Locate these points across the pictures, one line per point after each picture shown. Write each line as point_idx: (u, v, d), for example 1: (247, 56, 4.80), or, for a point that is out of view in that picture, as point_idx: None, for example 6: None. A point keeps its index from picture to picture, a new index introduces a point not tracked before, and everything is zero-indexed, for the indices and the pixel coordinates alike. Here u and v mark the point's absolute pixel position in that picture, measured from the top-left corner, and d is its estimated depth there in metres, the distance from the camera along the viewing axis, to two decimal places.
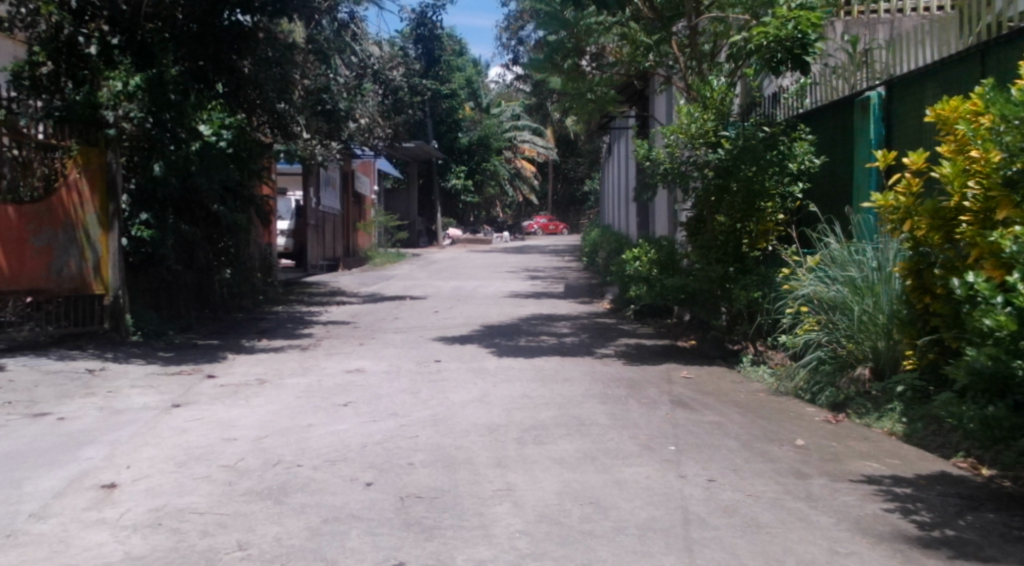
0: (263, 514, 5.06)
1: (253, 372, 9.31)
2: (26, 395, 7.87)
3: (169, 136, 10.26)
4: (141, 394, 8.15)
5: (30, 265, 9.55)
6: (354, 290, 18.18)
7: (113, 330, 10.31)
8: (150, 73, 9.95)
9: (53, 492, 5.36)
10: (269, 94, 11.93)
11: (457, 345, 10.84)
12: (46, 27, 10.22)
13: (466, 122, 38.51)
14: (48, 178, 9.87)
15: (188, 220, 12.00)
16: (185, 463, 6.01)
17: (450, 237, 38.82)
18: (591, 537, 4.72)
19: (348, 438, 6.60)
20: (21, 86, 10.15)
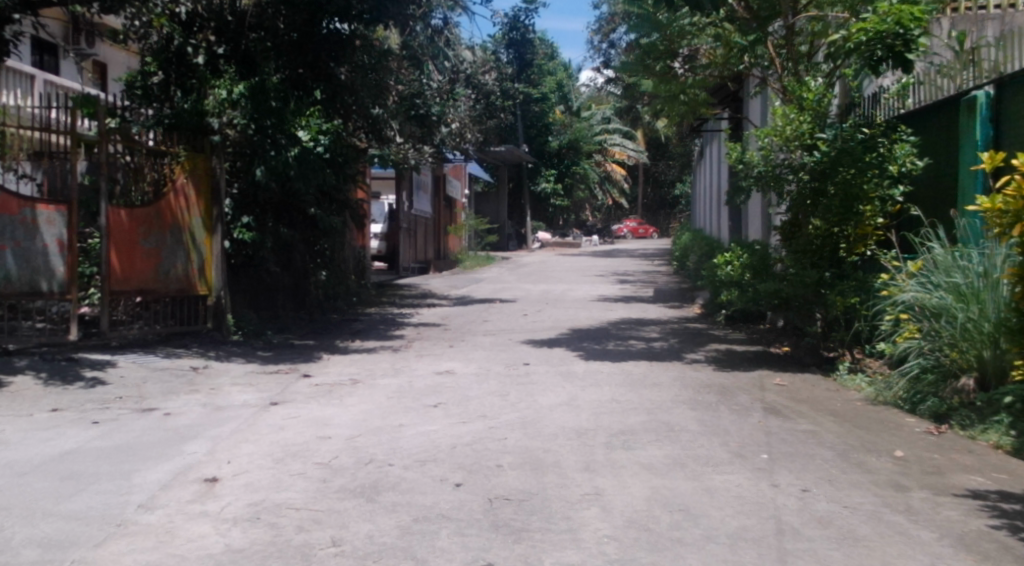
0: (355, 511, 5.17)
1: (347, 372, 9.52)
2: (135, 391, 8.23)
3: (270, 142, 10.60)
4: (241, 392, 8.42)
5: (140, 266, 9.83)
6: (445, 293, 18.40)
7: (216, 329, 10.73)
8: (254, 81, 10.44)
9: (159, 484, 5.59)
10: (365, 101, 12.11)
11: (546, 349, 10.87)
12: (158, 39, 11.00)
13: (557, 125, 38.58)
14: (158, 183, 10.21)
15: (286, 224, 12.13)
16: (283, 459, 6.19)
17: (540, 240, 38.91)
18: (681, 545, 4.67)
19: (438, 439, 6.69)
20: (134, 95, 10.98)
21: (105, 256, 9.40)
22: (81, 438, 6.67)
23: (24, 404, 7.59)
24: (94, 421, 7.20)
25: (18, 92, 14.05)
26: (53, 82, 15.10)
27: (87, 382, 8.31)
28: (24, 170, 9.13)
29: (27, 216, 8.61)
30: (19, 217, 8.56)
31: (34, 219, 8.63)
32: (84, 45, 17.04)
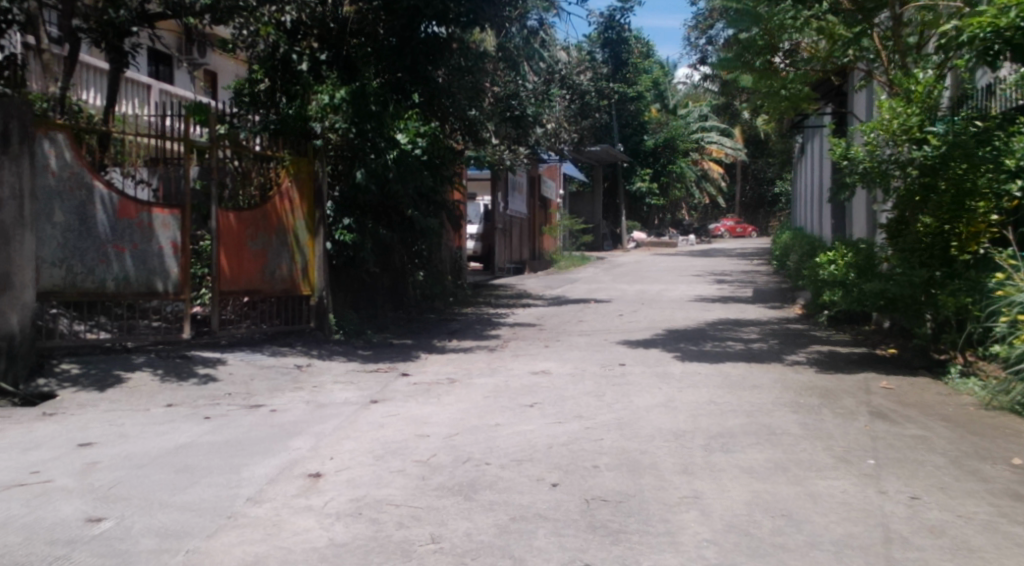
0: (454, 509, 5.23)
1: (445, 371, 9.64)
2: (243, 388, 8.52)
3: (370, 145, 10.98)
4: (342, 389, 8.64)
5: (249, 267, 10.16)
6: (540, 293, 18.45)
7: (318, 329, 11.03)
8: (355, 86, 10.67)
9: (267, 478, 5.78)
10: (461, 102, 12.31)
11: (642, 349, 10.79)
12: (264, 46, 11.17)
13: (652, 123, 38.18)
14: (264, 187, 10.48)
15: (385, 225, 12.25)
16: (383, 456, 6.31)
17: (635, 240, 38.60)
18: (784, 551, 4.57)
19: (534, 439, 6.71)
20: (242, 103, 11.48)
21: (216, 257, 9.76)
22: (193, 432, 6.94)
23: (141, 399, 7.95)
24: (206, 417, 7.47)
25: (136, 101, 14.75)
26: (168, 91, 15.79)
27: (199, 378, 8.65)
28: (140, 176, 9.48)
29: (144, 219, 9.01)
30: (137, 221, 8.96)
31: (150, 223, 9.03)
32: (197, 55, 17.78)
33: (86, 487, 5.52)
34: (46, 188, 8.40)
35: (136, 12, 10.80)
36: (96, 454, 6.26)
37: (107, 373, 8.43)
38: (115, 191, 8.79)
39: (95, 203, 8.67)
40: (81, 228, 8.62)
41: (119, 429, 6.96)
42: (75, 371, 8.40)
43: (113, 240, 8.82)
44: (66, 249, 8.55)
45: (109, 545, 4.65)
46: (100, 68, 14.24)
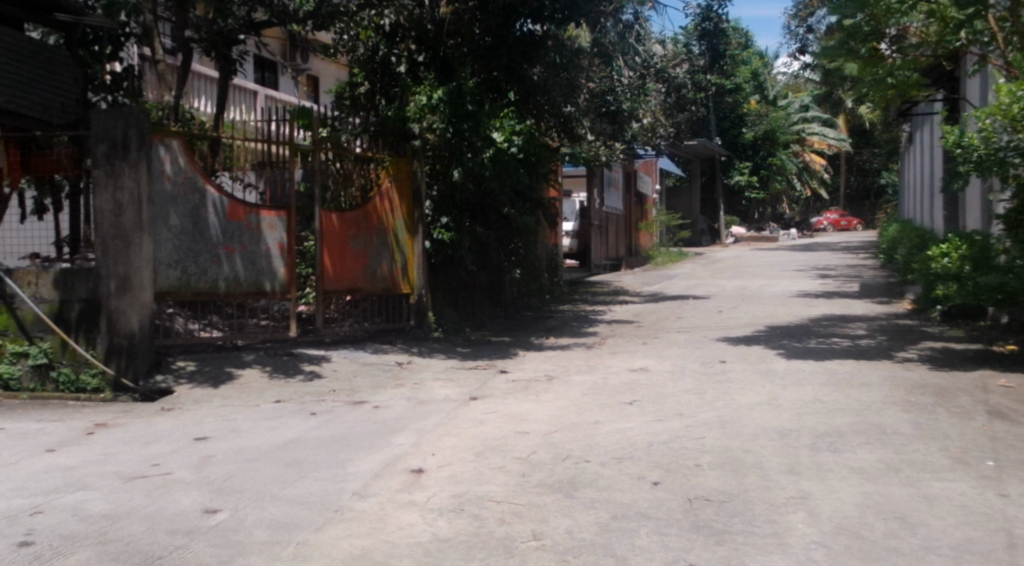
0: (556, 506, 5.23)
1: (543, 368, 9.65)
2: (347, 384, 8.73)
3: (467, 145, 11.09)
4: (442, 386, 8.74)
5: (352, 266, 10.37)
6: (636, 290, 18.26)
7: (418, 327, 11.19)
8: (451, 87, 10.96)
9: (371, 473, 5.88)
10: (556, 99, 12.32)
11: (743, 346, 10.57)
12: (365, 50, 11.76)
13: (751, 115, 37.23)
14: (365, 187, 10.73)
15: (482, 223, 12.30)
16: (483, 452, 6.36)
17: (734, 235, 37.90)
18: (898, 555, 4.41)
19: (634, 437, 6.65)
20: (343, 105, 11.96)
21: (320, 257, 9.99)
22: (301, 427, 7.14)
23: (251, 396, 8.22)
24: (312, 412, 7.68)
25: (243, 107, 15.26)
26: (273, 97, 16.29)
27: (305, 375, 8.90)
28: (248, 180, 9.69)
29: (252, 221, 9.29)
30: (246, 223, 9.25)
31: (258, 224, 9.31)
32: (299, 61, 18.30)
33: (202, 480, 5.73)
34: (162, 193, 8.78)
35: (243, 20, 11.17)
36: (210, 448, 6.50)
37: (219, 370, 8.74)
38: (225, 195, 9.09)
39: (207, 207, 8.99)
40: (194, 231, 8.95)
41: (231, 424, 7.21)
42: (190, 368, 8.74)
43: (224, 241, 9.13)
44: (181, 251, 8.89)
45: (225, 535, 4.82)
46: (210, 76, 14.80)
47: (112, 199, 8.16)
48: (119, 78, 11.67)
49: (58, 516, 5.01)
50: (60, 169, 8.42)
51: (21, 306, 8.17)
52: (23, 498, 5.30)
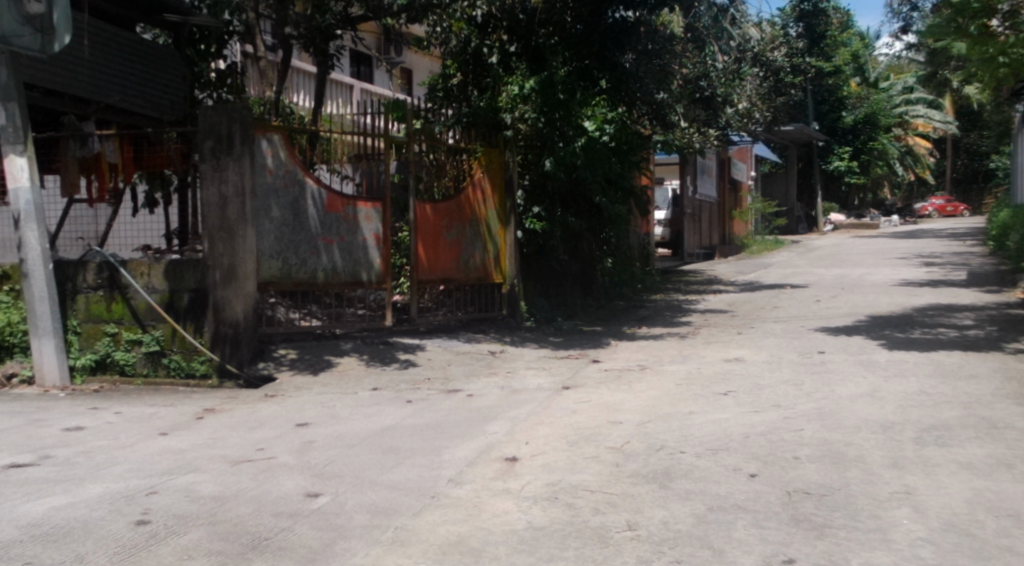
0: (650, 497, 5.20)
1: (636, 358, 9.59)
2: (441, 373, 8.85)
3: (558, 134, 11.21)
4: (535, 375, 8.78)
5: (445, 256, 10.51)
6: (730, 278, 17.96)
7: (510, 316, 11.25)
8: (543, 76, 11.07)
9: (466, 461, 5.96)
10: (648, 86, 12.28)
11: (843, 336, 10.29)
12: (457, 42, 11.77)
13: (851, 98, 36.07)
14: (457, 178, 10.80)
15: (573, 212, 12.24)
16: (577, 442, 6.37)
17: (832, 222, 36.91)
18: (1012, 555, 4.24)
19: (730, 428, 6.56)
20: (436, 97, 12.06)
21: (414, 248, 10.15)
22: (397, 415, 7.27)
23: (349, 383, 8.42)
24: (408, 400, 7.81)
25: (340, 101, 15.59)
26: (369, 90, 16.59)
27: (400, 363, 9.05)
28: (346, 172, 9.86)
29: (349, 212, 9.53)
30: (343, 214, 9.48)
31: (355, 216, 9.55)
32: (394, 54, 18.58)
33: (304, 464, 5.90)
34: (264, 185, 9.01)
35: (340, 16, 11.44)
36: (312, 433, 6.68)
37: (319, 358, 9.01)
38: (323, 187, 9.32)
39: (306, 199, 9.23)
40: (295, 222, 9.19)
41: (331, 411, 7.40)
42: (291, 355, 9.01)
43: (322, 232, 9.35)
44: (282, 242, 9.13)
45: (326, 519, 4.95)
46: (308, 71, 15.17)
47: (218, 192, 8.45)
48: (224, 75, 11.87)
49: (171, 496, 5.23)
50: (170, 163, 8.75)
51: (135, 295, 8.55)
52: (138, 479, 5.55)
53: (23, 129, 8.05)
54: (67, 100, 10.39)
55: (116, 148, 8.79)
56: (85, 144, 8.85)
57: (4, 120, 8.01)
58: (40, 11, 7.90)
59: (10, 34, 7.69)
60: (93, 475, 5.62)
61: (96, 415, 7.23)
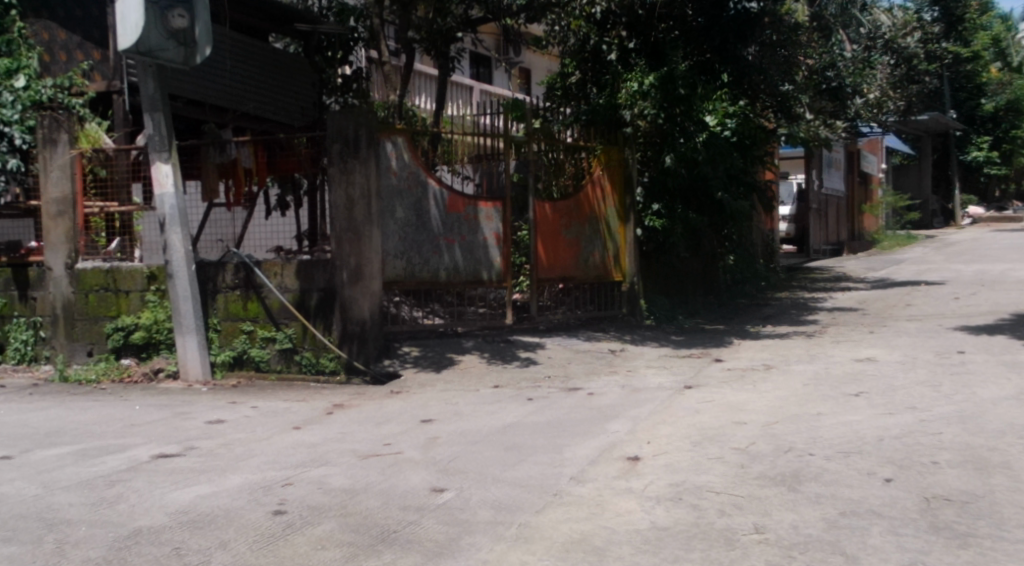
0: (779, 500, 5.08)
1: (761, 357, 9.37)
2: (562, 370, 8.89)
3: (679, 130, 11.18)
4: (656, 374, 8.70)
5: (565, 255, 10.53)
6: (860, 275, 17.30)
7: (630, 314, 11.22)
8: (663, 71, 10.94)
9: (588, 459, 5.95)
10: (772, 78, 12.20)
11: (985, 336, 9.76)
12: (575, 40, 11.87)
13: (992, 85, 34.11)
14: (577, 175, 10.80)
15: (694, 209, 11.93)
16: (700, 442, 6.27)
17: (971, 216, 35.07)
18: None
19: (862, 430, 6.33)
20: (555, 95, 12.17)
21: (534, 246, 10.23)
22: (519, 412, 7.34)
23: (472, 380, 8.56)
24: (529, 398, 7.87)
25: (460, 102, 15.83)
26: (488, 91, 16.82)
27: (521, 361, 9.12)
28: (466, 173, 9.93)
29: (470, 212, 9.69)
30: (465, 214, 9.64)
31: (476, 216, 9.71)
32: (513, 55, 18.73)
33: (429, 460, 6.02)
34: (389, 187, 9.21)
35: (460, 19, 11.54)
36: (436, 429, 6.81)
37: (442, 355, 9.19)
38: (445, 188, 9.50)
39: (429, 200, 9.42)
40: (418, 222, 9.38)
41: (454, 408, 7.53)
42: (415, 353, 9.26)
43: (444, 232, 9.52)
44: (406, 242, 9.31)
45: (452, 513, 5.04)
46: (429, 74, 15.45)
47: (346, 194, 8.71)
48: (349, 80, 12.27)
49: (305, 488, 5.43)
50: (300, 167, 9.06)
51: (269, 295, 8.89)
52: (275, 471, 5.79)
53: (169, 137, 8.52)
54: (207, 109, 10.92)
55: (252, 154, 9.17)
56: (223, 150, 9.26)
57: (151, 130, 8.48)
58: (183, 25, 8.23)
59: (155, 48, 8.11)
60: (234, 466, 5.89)
61: (235, 408, 7.58)
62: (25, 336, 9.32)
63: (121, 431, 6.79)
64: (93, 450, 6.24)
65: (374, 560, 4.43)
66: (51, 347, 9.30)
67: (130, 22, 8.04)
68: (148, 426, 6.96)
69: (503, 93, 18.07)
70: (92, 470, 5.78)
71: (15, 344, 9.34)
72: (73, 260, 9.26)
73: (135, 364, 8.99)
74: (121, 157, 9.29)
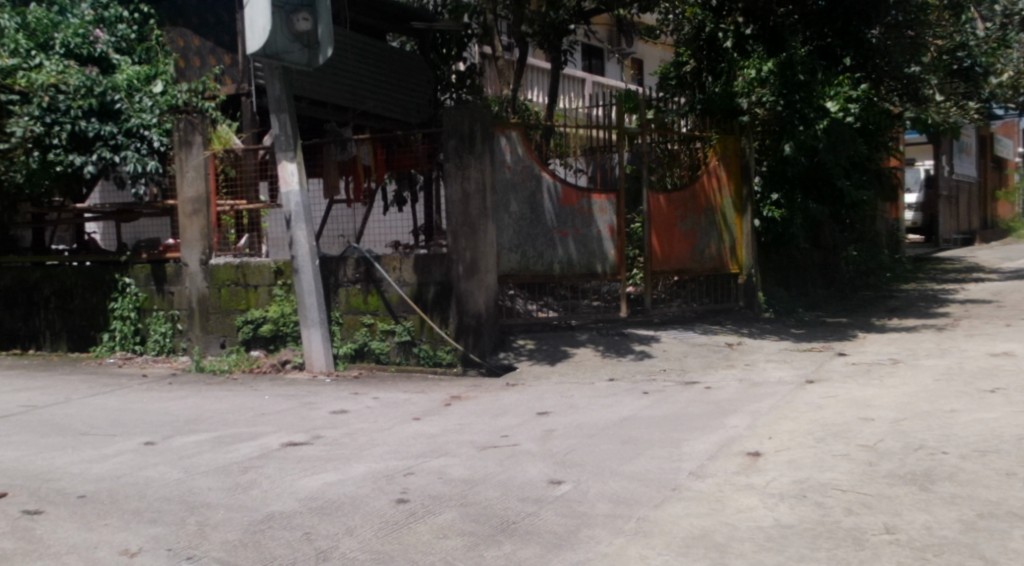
0: (910, 500, 4.89)
1: (887, 351, 9.03)
2: (677, 364, 8.80)
3: (799, 117, 10.85)
4: (777, 368, 8.51)
5: (680, 247, 10.40)
6: (995, 265, 16.45)
7: (747, 308, 11.00)
8: (782, 58, 10.79)
9: (707, 454, 5.87)
10: (898, 61, 11.56)
11: None
12: (691, 28, 11.77)
13: None
14: (693, 167, 10.64)
15: (815, 198, 11.45)
16: (824, 438, 6.10)
17: None
18: None
19: (999, 428, 6.02)
20: (669, 86, 12.09)
21: (648, 239, 10.11)
22: (635, 406, 7.29)
23: (587, 373, 8.56)
24: (645, 391, 7.81)
25: (573, 95, 15.83)
26: (601, 83, 16.76)
27: (636, 355, 9.05)
28: (579, 166, 9.88)
29: (584, 205, 9.69)
30: (578, 208, 9.64)
31: (589, 209, 9.70)
32: (627, 46, 18.57)
33: (546, 452, 6.06)
34: (504, 181, 9.29)
35: (574, 11, 11.50)
36: (551, 422, 6.84)
37: (557, 348, 9.21)
38: (559, 181, 9.50)
39: (543, 193, 9.44)
40: (532, 216, 9.42)
41: (570, 400, 7.54)
42: (529, 346, 9.29)
43: (558, 226, 9.54)
44: (520, 236, 9.37)
45: (571, 506, 5.06)
46: (542, 68, 15.50)
47: (461, 189, 8.82)
48: (462, 77, 12.76)
49: (426, 477, 5.55)
50: (416, 162, 9.20)
51: (388, 288, 9.10)
52: (397, 460, 5.93)
53: (293, 136, 8.79)
54: (330, 109, 11.31)
55: (371, 151, 9.40)
56: (343, 148, 9.53)
57: (278, 130, 8.80)
58: (307, 28, 8.49)
59: (281, 51, 8.42)
60: (358, 455, 6.06)
61: (358, 399, 7.79)
62: (163, 329, 9.84)
63: (253, 419, 7.08)
64: (228, 437, 6.54)
65: (494, 550, 4.48)
66: (187, 339, 9.78)
67: (257, 26, 8.36)
68: (278, 415, 7.24)
69: (616, 85, 17.95)
70: (227, 456, 6.05)
71: (155, 336, 9.89)
72: (207, 256, 9.70)
73: (263, 355, 9.39)
74: (249, 157, 9.67)
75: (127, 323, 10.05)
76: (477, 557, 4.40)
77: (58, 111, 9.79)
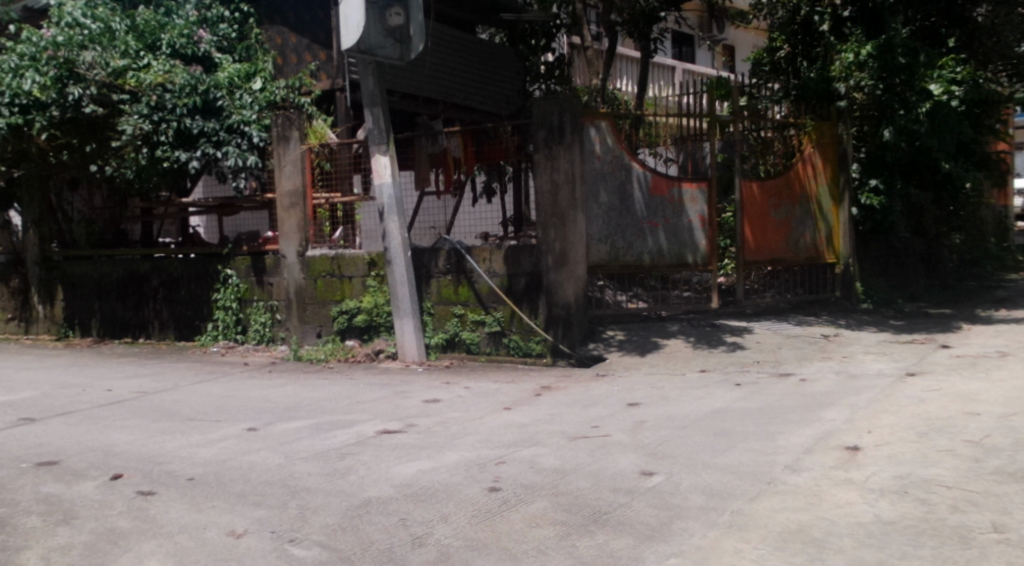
0: (1020, 498, 4.69)
1: (994, 344, 8.66)
2: (771, 355, 8.63)
3: (899, 101, 10.44)
4: (876, 360, 8.26)
5: (775, 237, 10.19)
6: None
7: (844, 298, 10.69)
8: (881, 39, 10.39)
9: (803, 447, 5.75)
10: (1007, 39, 11.23)
11: None
12: (785, 12, 11.55)
13: None
14: (787, 153, 10.45)
15: (917, 184, 11.29)
16: (927, 433, 5.90)
17: None
18: None
19: None
20: (763, 71, 11.85)
21: (741, 228, 9.92)
22: (727, 398, 7.18)
23: (678, 365, 8.47)
24: (738, 383, 7.69)
25: (662, 84, 15.64)
26: (692, 71, 16.50)
27: (727, 346, 8.90)
28: (669, 155, 9.83)
29: (674, 195, 9.56)
30: (669, 197, 9.52)
31: (680, 198, 9.57)
32: (717, 32, 18.22)
33: (637, 443, 6.02)
34: (594, 171, 9.24)
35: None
36: (642, 413, 6.80)
37: (647, 340, 9.12)
38: (648, 170, 9.42)
39: (633, 182, 9.36)
40: (622, 206, 9.35)
41: (661, 392, 7.47)
42: (619, 337, 9.24)
43: (648, 215, 9.45)
44: (610, 226, 9.31)
45: (663, 498, 5.02)
46: (632, 57, 15.37)
47: (551, 181, 8.81)
48: (552, 67, 12.33)
49: (517, 467, 5.58)
50: (506, 155, 9.21)
51: (479, 279, 9.17)
52: (488, 449, 5.99)
53: (386, 129, 8.94)
54: (421, 102, 11.60)
55: (460, 144, 9.47)
56: (435, 140, 9.64)
57: (371, 124, 8.97)
58: (399, 23, 8.63)
59: (374, 46, 8.56)
60: (450, 444, 6.14)
61: (449, 389, 7.89)
62: (263, 318, 10.14)
63: (348, 408, 7.24)
64: (326, 424, 6.71)
65: (587, 540, 4.49)
66: (285, 329, 10.06)
67: (351, 22, 8.52)
68: (372, 403, 7.38)
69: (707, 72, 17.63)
70: (325, 443, 6.21)
71: (255, 326, 10.22)
72: (304, 249, 9.94)
73: (358, 345, 9.59)
74: (343, 151, 9.88)
75: (228, 312, 10.40)
76: (570, 546, 4.42)
77: (164, 109, 10.15)
